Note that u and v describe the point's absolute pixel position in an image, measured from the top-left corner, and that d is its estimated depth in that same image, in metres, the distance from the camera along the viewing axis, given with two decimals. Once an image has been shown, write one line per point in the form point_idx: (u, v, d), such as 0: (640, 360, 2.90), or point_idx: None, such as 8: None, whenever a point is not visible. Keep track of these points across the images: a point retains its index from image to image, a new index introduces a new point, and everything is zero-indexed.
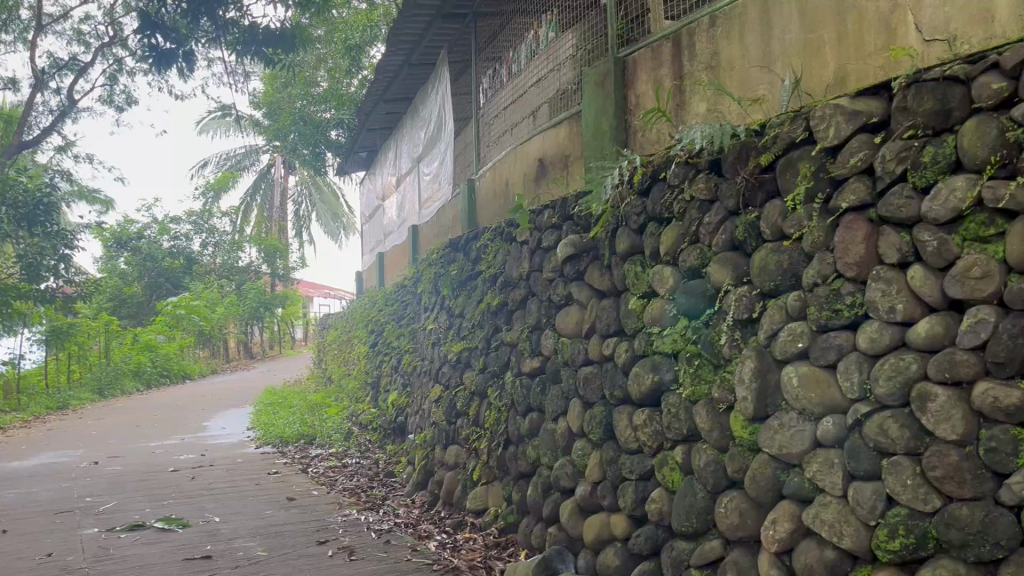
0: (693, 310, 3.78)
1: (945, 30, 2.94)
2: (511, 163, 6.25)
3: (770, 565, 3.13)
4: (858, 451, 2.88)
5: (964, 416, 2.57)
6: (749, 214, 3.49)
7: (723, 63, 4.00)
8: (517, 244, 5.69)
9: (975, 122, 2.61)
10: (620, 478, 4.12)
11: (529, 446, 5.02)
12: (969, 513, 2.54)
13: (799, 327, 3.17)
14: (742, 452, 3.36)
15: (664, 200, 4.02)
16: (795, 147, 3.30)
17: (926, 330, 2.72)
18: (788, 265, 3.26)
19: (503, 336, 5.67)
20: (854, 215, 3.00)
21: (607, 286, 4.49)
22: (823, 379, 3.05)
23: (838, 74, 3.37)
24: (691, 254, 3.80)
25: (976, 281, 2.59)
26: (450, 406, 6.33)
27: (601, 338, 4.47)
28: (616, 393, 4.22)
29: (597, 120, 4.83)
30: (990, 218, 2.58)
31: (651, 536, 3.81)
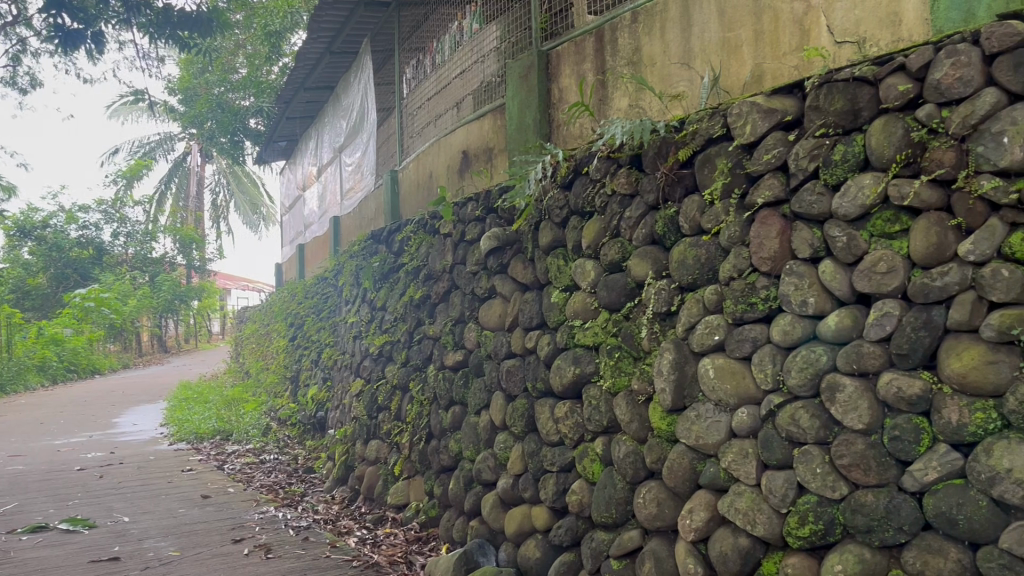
0: (614, 304, 3.81)
1: (855, 32, 3.04)
2: (435, 155, 6.20)
3: (685, 554, 3.19)
4: (771, 441, 2.96)
5: (870, 406, 2.67)
6: (669, 209, 3.54)
7: (644, 59, 4.04)
8: (439, 237, 5.64)
9: (882, 122, 2.70)
10: (541, 470, 4.13)
11: (451, 440, 5.00)
12: (874, 500, 2.63)
13: (716, 320, 3.24)
14: (660, 443, 3.41)
15: (586, 194, 4.05)
16: (713, 143, 3.37)
17: (835, 323, 2.81)
18: (705, 259, 3.33)
19: (425, 329, 5.62)
20: (769, 211, 3.08)
21: (530, 279, 4.51)
22: (738, 371, 3.12)
23: (755, 72, 3.45)
24: (612, 248, 3.84)
25: (882, 276, 2.69)
26: (371, 401, 6.26)
27: (524, 331, 4.47)
28: (537, 385, 4.24)
29: (521, 113, 4.82)
30: (894, 215, 2.69)
31: (572, 527, 3.83)
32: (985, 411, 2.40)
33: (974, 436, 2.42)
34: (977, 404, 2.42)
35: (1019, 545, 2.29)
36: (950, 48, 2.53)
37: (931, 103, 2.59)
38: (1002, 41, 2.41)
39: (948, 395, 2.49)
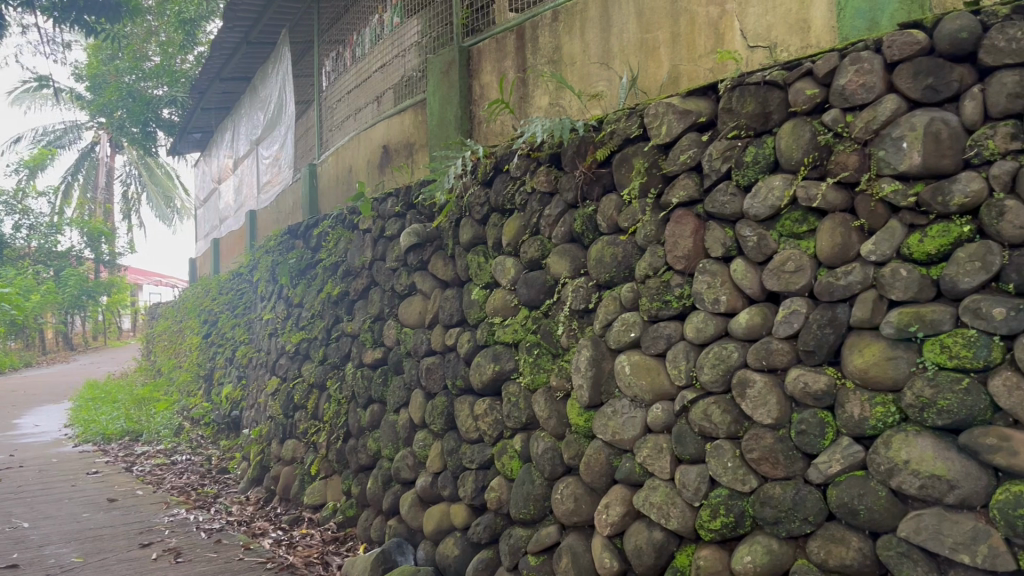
0: (533, 301, 3.83)
1: (767, 37, 3.12)
2: (354, 149, 6.11)
3: (602, 549, 3.23)
4: (685, 436, 3.02)
5: (778, 401, 2.75)
6: (587, 207, 3.58)
7: (564, 57, 4.06)
8: (358, 232, 5.56)
9: (791, 125, 2.79)
10: (460, 468, 4.12)
11: (369, 438, 4.94)
12: (782, 492, 2.72)
13: (632, 318, 3.29)
14: (578, 439, 3.45)
15: (506, 191, 4.05)
16: (630, 143, 3.41)
17: (745, 320, 2.88)
18: (622, 257, 3.37)
19: (344, 327, 5.54)
20: (684, 210, 3.14)
21: (450, 276, 4.48)
22: (653, 367, 3.17)
23: (671, 74, 3.51)
24: (531, 246, 3.85)
25: (790, 275, 2.77)
26: (287, 399, 6.13)
27: (444, 328, 4.45)
28: (457, 382, 4.22)
29: (442, 108, 4.79)
30: (802, 216, 2.77)
31: (490, 525, 3.83)
32: (885, 405, 2.51)
33: (875, 429, 2.52)
34: (878, 399, 2.52)
35: (916, 534, 2.39)
36: (854, 56, 2.62)
37: (837, 108, 2.68)
38: (903, 50, 2.50)
39: (851, 390, 2.58)
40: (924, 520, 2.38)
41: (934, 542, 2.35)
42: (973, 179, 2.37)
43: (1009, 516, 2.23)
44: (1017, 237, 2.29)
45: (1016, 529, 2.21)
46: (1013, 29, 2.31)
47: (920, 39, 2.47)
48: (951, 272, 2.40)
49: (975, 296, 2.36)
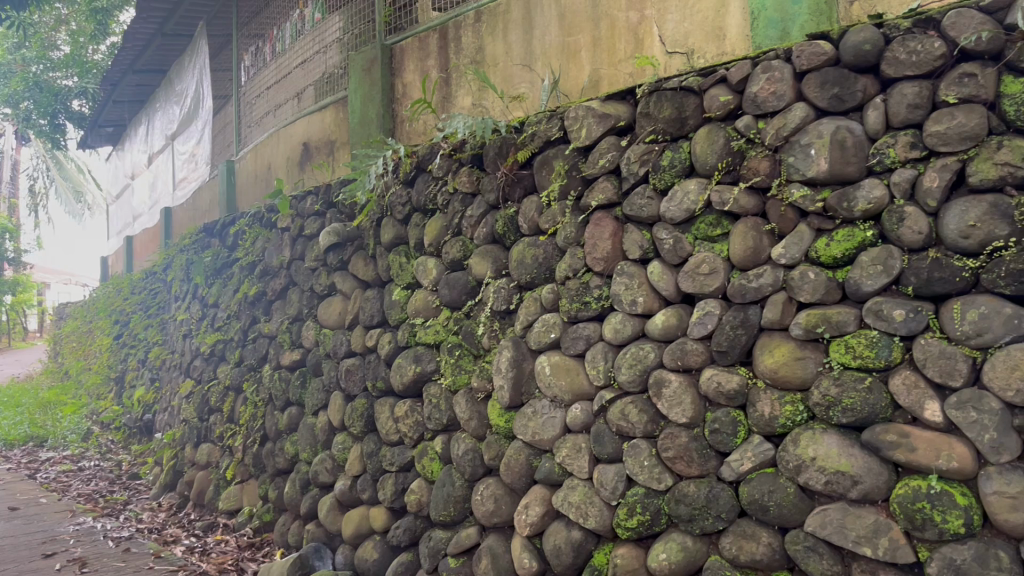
0: (454, 302, 3.82)
1: (684, 44, 3.19)
2: (273, 146, 5.98)
3: (521, 549, 3.24)
4: (603, 436, 3.05)
5: (693, 400, 2.81)
6: (508, 209, 3.59)
7: (487, 58, 4.05)
8: (276, 231, 5.45)
9: (706, 131, 2.85)
10: (380, 471, 4.06)
11: (287, 442, 4.84)
12: (696, 490, 2.77)
13: (552, 319, 3.32)
14: (499, 440, 3.45)
15: (428, 191, 4.03)
16: (550, 145, 3.43)
17: (661, 321, 2.93)
18: (543, 259, 3.39)
19: (261, 327, 5.41)
20: (602, 213, 3.17)
21: (371, 276, 4.43)
22: (572, 368, 3.20)
23: (592, 78, 3.55)
24: (453, 246, 3.84)
25: (704, 277, 2.83)
26: (201, 402, 5.97)
27: (364, 329, 4.39)
28: (377, 384, 4.16)
29: (363, 106, 4.73)
30: (716, 219, 2.84)
31: (410, 527, 3.80)
32: (793, 404, 2.58)
33: (784, 427, 2.60)
34: (787, 398, 2.60)
35: (821, 529, 2.48)
36: (765, 64, 2.69)
37: (749, 115, 2.75)
38: (811, 60, 2.58)
39: (762, 389, 2.66)
40: (829, 515, 2.47)
41: (838, 536, 2.44)
42: (875, 186, 2.47)
43: (908, 510, 2.33)
44: (916, 243, 2.40)
45: (915, 523, 2.31)
46: (913, 43, 2.41)
47: (827, 50, 2.56)
48: (856, 275, 2.49)
49: (877, 298, 2.46)
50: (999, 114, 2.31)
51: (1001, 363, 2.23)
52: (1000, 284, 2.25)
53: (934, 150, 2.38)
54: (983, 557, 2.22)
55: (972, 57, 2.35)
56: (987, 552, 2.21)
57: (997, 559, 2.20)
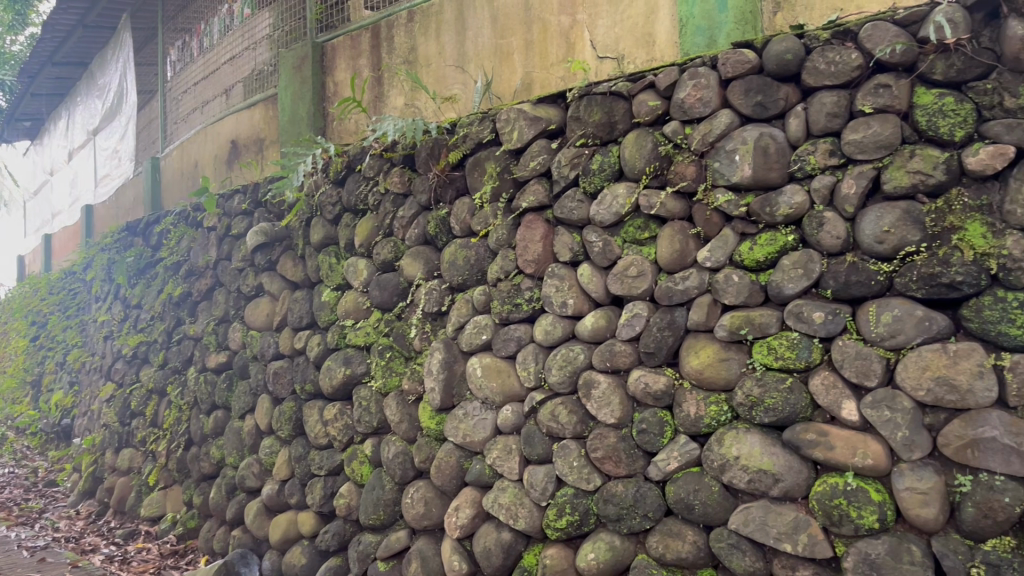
0: (385, 303, 3.78)
1: (614, 49, 3.24)
2: (200, 143, 5.84)
3: (451, 551, 3.23)
4: (533, 437, 3.06)
5: (621, 401, 2.85)
6: (440, 210, 3.58)
7: (420, 58, 4.03)
8: (202, 230, 5.32)
9: (635, 136, 2.89)
10: (308, 475, 4.00)
11: (213, 446, 4.73)
12: (624, 489, 2.81)
13: (484, 320, 3.32)
14: (429, 443, 3.43)
15: (358, 191, 3.99)
16: (482, 147, 3.43)
17: (591, 323, 2.96)
18: (475, 261, 3.40)
19: (186, 329, 5.28)
20: (533, 215, 3.19)
21: (299, 276, 4.37)
22: (503, 369, 3.21)
23: (524, 81, 3.57)
24: (384, 247, 3.81)
25: (632, 279, 2.87)
26: (123, 406, 5.79)
27: (293, 331, 4.32)
28: (305, 387, 4.09)
29: (293, 104, 4.66)
30: (644, 223, 2.88)
31: (339, 532, 3.75)
32: (718, 404, 2.64)
33: (709, 426, 2.65)
34: (712, 398, 2.65)
35: (744, 526, 2.53)
36: (692, 71, 2.74)
37: (676, 121, 2.80)
38: (735, 68, 2.64)
39: (687, 390, 2.71)
40: (751, 512, 2.53)
41: (761, 533, 2.50)
42: (796, 192, 2.54)
43: (826, 506, 2.40)
44: (834, 247, 2.48)
45: (833, 519, 2.39)
46: (832, 53, 2.49)
47: (751, 58, 2.62)
48: (777, 278, 2.55)
49: (798, 301, 2.53)
50: (911, 124, 2.41)
51: (913, 364, 2.32)
52: (912, 288, 2.34)
53: (851, 158, 2.47)
54: (896, 551, 2.30)
55: (887, 68, 2.44)
56: (900, 546, 2.30)
57: (910, 553, 2.28)
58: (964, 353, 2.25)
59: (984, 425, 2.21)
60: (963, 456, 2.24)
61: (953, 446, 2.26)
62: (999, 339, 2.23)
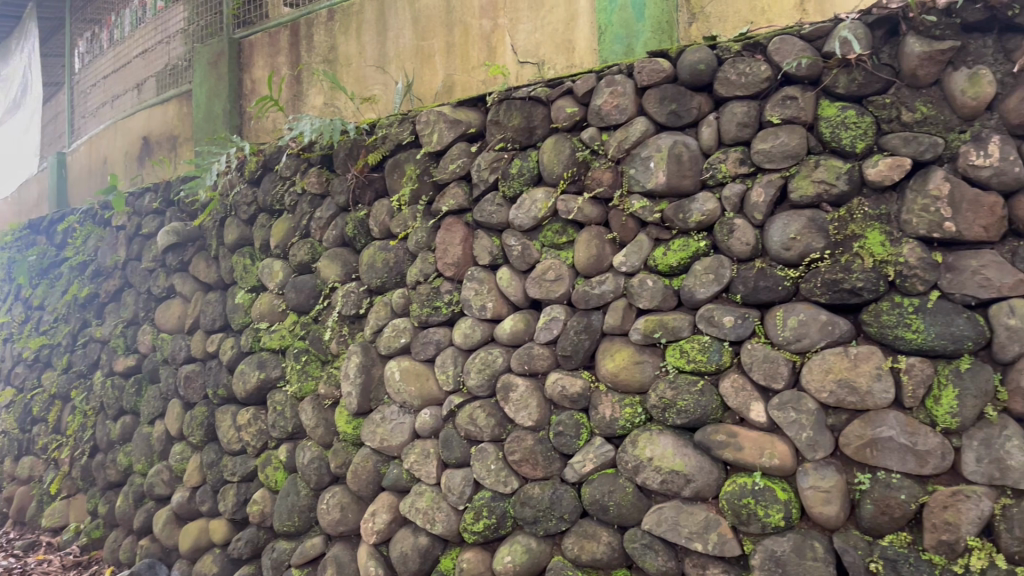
0: (302, 306, 3.72)
1: (535, 54, 3.26)
2: (110, 139, 5.63)
3: (367, 557, 3.19)
4: (451, 440, 3.05)
5: (539, 404, 2.87)
6: (359, 212, 3.54)
7: (339, 57, 3.98)
8: (111, 229, 5.13)
9: (553, 141, 2.92)
10: (220, 482, 3.89)
11: (120, 453, 4.56)
12: (541, 492, 2.83)
13: (402, 324, 3.29)
14: (346, 448, 3.38)
15: (274, 191, 3.91)
16: (402, 149, 3.40)
17: (510, 326, 2.97)
18: (393, 263, 3.37)
19: (92, 332, 5.08)
20: (453, 218, 3.19)
21: (212, 278, 4.26)
22: (422, 372, 3.19)
23: (445, 83, 3.57)
24: (300, 248, 3.74)
25: (550, 283, 2.89)
26: (23, 412, 5.53)
27: (205, 334, 4.20)
28: (218, 392, 3.99)
29: (208, 100, 4.54)
30: (562, 227, 2.91)
31: (252, 539, 3.66)
32: (633, 406, 2.68)
33: (624, 428, 2.69)
34: (626, 400, 2.70)
35: (657, 526, 2.58)
36: (609, 78, 2.78)
37: (593, 127, 2.84)
38: (651, 76, 2.69)
39: (603, 393, 2.74)
40: (664, 512, 2.58)
41: (672, 533, 2.55)
42: (708, 200, 2.60)
43: (735, 506, 2.46)
44: (744, 253, 2.55)
45: (741, 517, 2.45)
46: (743, 65, 2.56)
47: (666, 67, 2.67)
48: (689, 283, 2.61)
49: (710, 305, 2.59)
50: (816, 135, 2.50)
51: (816, 366, 2.40)
52: (816, 293, 2.43)
53: (760, 167, 2.54)
54: (800, 548, 2.38)
55: (794, 81, 2.53)
56: (804, 543, 2.38)
57: (813, 550, 2.36)
58: (864, 356, 2.35)
59: (882, 425, 2.31)
60: (863, 455, 2.33)
61: (854, 446, 2.35)
62: (896, 342, 2.33)
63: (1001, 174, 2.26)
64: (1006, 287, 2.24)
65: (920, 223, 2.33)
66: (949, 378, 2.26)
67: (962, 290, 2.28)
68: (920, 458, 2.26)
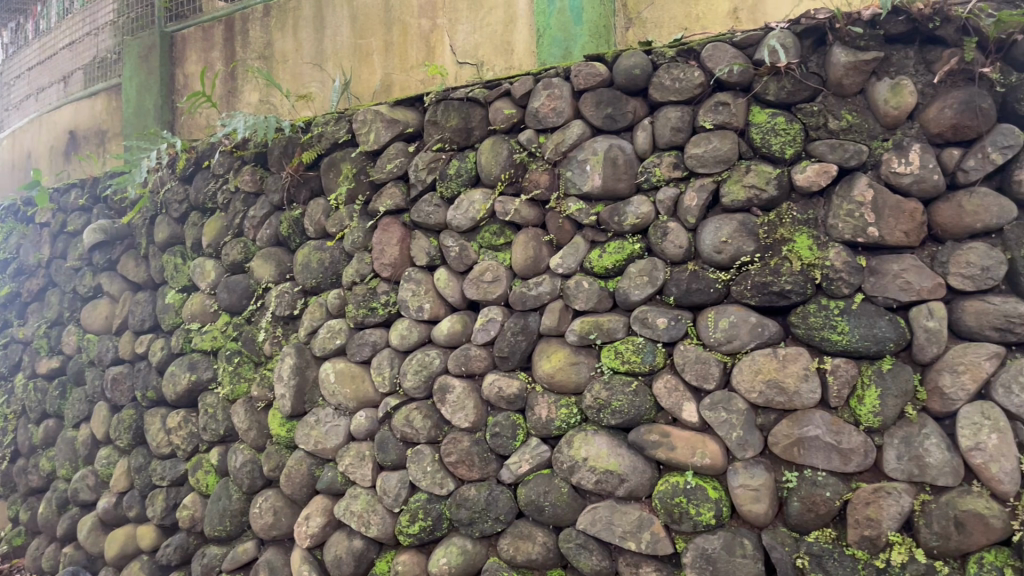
0: (234, 306, 3.65)
1: (473, 54, 3.27)
2: (34, 133, 5.44)
3: (300, 561, 3.15)
4: (387, 442, 3.02)
5: (475, 405, 2.86)
6: (293, 211, 3.49)
7: (275, 54, 3.92)
8: (34, 226, 4.96)
9: (491, 142, 2.92)
10: (148, 486, 3.79)
11: (43, 458, 4.41)
12: (477, 493, 2.82)
13: (338, 325, 3.25)
14: (279, 450, 3.33)
15: (207, 189, 3.83)
16: (338, 148, 3.36)
17: (447, 327, 2.96)
18: (329, 263, 3.33)
19: (14, 333, 4.89)
20: (390, 219, 3.16)
21: (142, 277, 4.15)
22: (357, 374, 3.16)
23: (383, 82, 3.54)
24: (233, 247, 3.67)
25: (488, 284, 2.89)
26: None
27: (134, 335, 4.09)
28: (147, 394, 3.88)
29: (139, 95, 4.41)
30: (500, 229, 2.92)
31: (181, 545, 3.57)
32: (569, 407, 2.70)
33: (560, 429, 2.70)
34: (562, 401, 2.72)
35: (591, 526, 2.60)
36: (546, 81, 2.79)
37: (531, 129, 2.85)
38: (587, 80, 2.71)
39: (540, 394, 2.76)
40: (599, 512, 2.60)
41: (606, 532, 2.57)
42: (643, 203, 2.64)
43: (667, 505, 2.50)
44: (677, 256, 2.59)
45: (673, 516, 2.48)
46: (676, 70, 2.60)
47: (602, 71, 2.70)
48: (624, 285, 2.64)
49: (644, 307, 2.62)
50: (747, 141, 2.56)
51: (747, 367, 2.45)
52: (747, 296, 2.48)
53: (693, 171, 2.59)
54: (730, 545, 2.42)
55: (726, 88, 2.58)
56: (733, 540, 2.42)
57: (743, 547, 2.41)
58: (792, 356, 2.41)
59: (809, 425, 2.37)
60: (791, 453, 2.39)
61: (781, 445, 2.41)
62: (822, 344, 2.39)
63: (921, 181, 2.34)
64: (925, 290, 2.32)
65: (846, 228, 2.39)
66: (872, 378, 2.33)
67: (885, 293, 2.36)
68: (845, 456, 2.33)
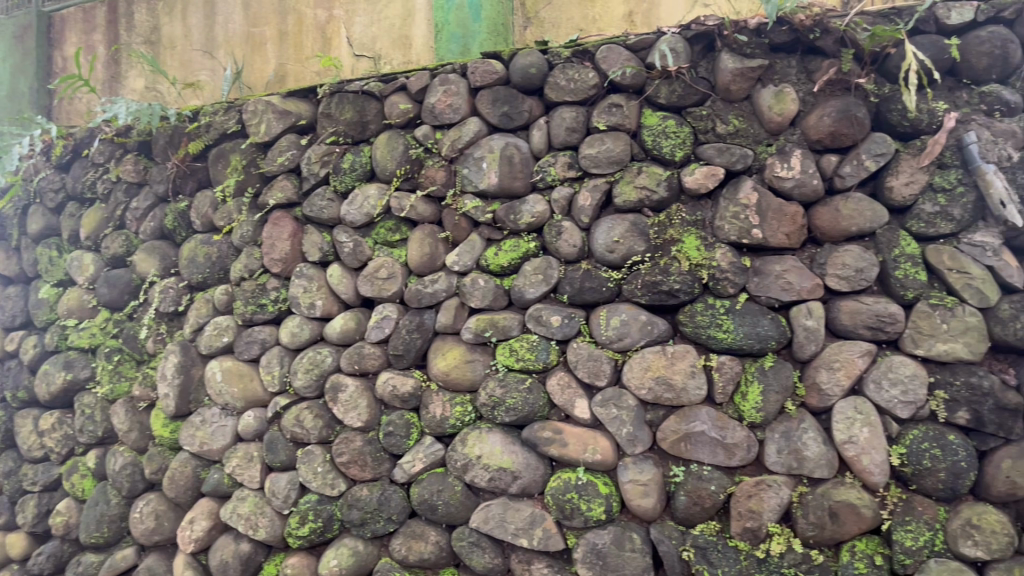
0: (115, 302, 3.48)
1: (371, 48, 3.21)
2: None
3: (184, 567, 3.04)
4: (276, 443, 2.94)
5: (368, 404, 2.81)
6: (179, 203, 3.37)
7: (162, 39, 3.76)
8: None
9: (386, 137, 2.88)
10: (19, 492, 3.57)
11: None
12: (369, 493, 2.78)
13: (225, 322, 3.14)
14: (162, 452, 3.20)
15: (85, 178, 3.64)
16: (227, 139, 3.25)
17: (340, 325, 2.90)
18: (216, 257, 3.21)
19: None
20: (281, 213, 3.07)
21: (12, 270, 3.90)
22: (245, 373, 3.06)
23: (277, 73, 3.43)
24: (113, 240, 3.50)
25: (382, 281, 2.85)
26: None
27: (4, 332, 3.85)
28: (17, 395, 3.65)
29: (12, 77, 4.15)
30: (396, 225, 2.89)
31: (53, 554, 3.37)
32: (463, 405, 2.70)
33: (453, 427, 2.69)
34: (456, 398, 2.71)
35: (484, 524, 2.59)
36: (443, 77, 2.77)
37: (427, 124, 2.82)
38: (484, 78, 2.71)
39: (434, 392, 2.74)
40: (492, 510, 2.60)
41: (499, 530, 2.57)
42: (537, 202, 2.65)
43: (559, 501, 2.51)
44: (571, 255, 2.61)
45: (565, 512, 2.50)
46: (572, 71, 2.62)
47: (498, 69, 2.70)
48: (519, 283, 2.65)
49: (538, 306, 2.63)
50: (639, 142, 2.61)
51: (636, 364, 2.49)
52: (638, 294, 2.51)
53: (587, 171, 2.62)
54: (619, 540, 2.46)
55: (619, 89, 2.62)
56: (623, 535, 2.46)
57: (632, 541, 2.45)
58: (680, 354, 2.47)
59: (695, 421, 2.43)
60: (678, 448, 2.45)
61: (669, 440, 2.46)
62: (709, 341, 2.45)
63: (802, 186, 2.44)
64: (805, 290, 2.41)
65: (732, 229, 2.47)
66: (755, 375, 2.41)
67: (768, 293, 2.44)
68: (729, 451, 2.40)
